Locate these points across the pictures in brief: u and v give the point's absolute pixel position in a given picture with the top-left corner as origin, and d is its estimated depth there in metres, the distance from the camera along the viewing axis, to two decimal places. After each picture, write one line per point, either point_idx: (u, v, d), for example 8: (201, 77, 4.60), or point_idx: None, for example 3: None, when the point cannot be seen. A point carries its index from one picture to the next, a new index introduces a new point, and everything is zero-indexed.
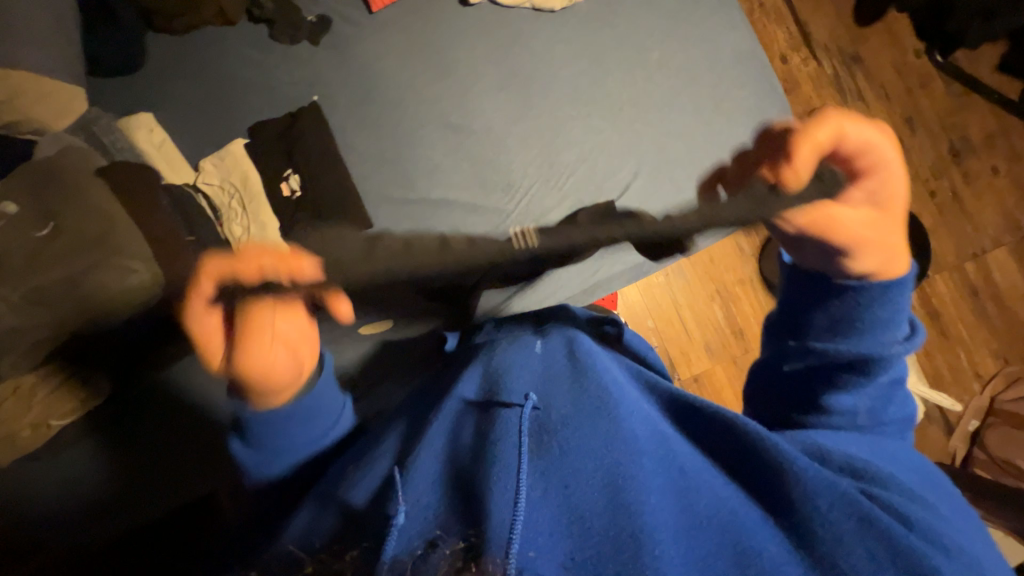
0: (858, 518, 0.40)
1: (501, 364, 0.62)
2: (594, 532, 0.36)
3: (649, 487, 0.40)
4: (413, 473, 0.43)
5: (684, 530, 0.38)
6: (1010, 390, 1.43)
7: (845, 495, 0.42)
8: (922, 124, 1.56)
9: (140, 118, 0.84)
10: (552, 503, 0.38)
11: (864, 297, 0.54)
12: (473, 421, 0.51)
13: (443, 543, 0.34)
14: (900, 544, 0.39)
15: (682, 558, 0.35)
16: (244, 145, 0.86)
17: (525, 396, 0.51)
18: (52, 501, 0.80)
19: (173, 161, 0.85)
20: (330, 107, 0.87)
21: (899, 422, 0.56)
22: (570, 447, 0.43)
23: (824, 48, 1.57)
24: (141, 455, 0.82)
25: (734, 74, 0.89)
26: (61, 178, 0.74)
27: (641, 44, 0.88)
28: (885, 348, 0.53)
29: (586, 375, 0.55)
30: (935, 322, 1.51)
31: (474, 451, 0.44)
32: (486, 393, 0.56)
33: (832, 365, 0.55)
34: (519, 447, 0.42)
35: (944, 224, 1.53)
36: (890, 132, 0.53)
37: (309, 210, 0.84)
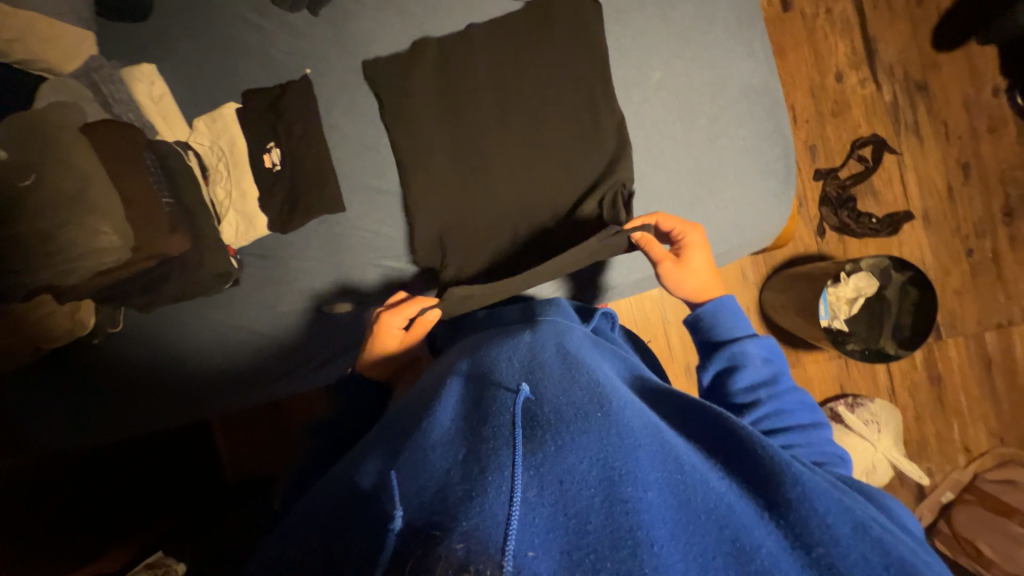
0: (855, 526, 0.41)
1: (493, 352, 0.61)
2: (590, 528, 0.36)
3: (647, 485, 0.39)
4: (404, 473, 0.43)
5: (682, 526, 0.38)
6: (996, 471, 1.36)
7: (816, 496, 0.42)
8: (978, 173, 1.43)
9: (143, 70, 0.86)
10: (547, 500, 0.37)
11: (709, 321, 0.73)
12: (467, 395, 0.53)
13: (446, 539, 0.34)
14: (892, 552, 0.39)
15: (681, 559, 0.35)
16: (237, 109, 0.88)
17: (516, 383, 0.51)
18: (30, 414, 0.89)
19: (168, 117, 0.88)
20: (322, 82, 0.88)
21: (804, 422, 0.65)
22: (561, 429, 0.43)
23: (887, 70, 1.43)
24: (105, 383, 0.90)
25: (736, 109, 0.84)
26: (40, 136, 0.72)
27: (644, 61, 0.85)
28: (737, 352, 0.70)
29: (575, 365, 0.55)
30: (934, 386, 1.42)
31: (468, 439, 0.45)
32: (479, 375, 0.56)
33: (716, 393, 0.70)
34: (512, 445, 0.42)
35: (974, 287, 1.43)
36: (697, 228, 0.78)
37: (287, 187, 0.87)
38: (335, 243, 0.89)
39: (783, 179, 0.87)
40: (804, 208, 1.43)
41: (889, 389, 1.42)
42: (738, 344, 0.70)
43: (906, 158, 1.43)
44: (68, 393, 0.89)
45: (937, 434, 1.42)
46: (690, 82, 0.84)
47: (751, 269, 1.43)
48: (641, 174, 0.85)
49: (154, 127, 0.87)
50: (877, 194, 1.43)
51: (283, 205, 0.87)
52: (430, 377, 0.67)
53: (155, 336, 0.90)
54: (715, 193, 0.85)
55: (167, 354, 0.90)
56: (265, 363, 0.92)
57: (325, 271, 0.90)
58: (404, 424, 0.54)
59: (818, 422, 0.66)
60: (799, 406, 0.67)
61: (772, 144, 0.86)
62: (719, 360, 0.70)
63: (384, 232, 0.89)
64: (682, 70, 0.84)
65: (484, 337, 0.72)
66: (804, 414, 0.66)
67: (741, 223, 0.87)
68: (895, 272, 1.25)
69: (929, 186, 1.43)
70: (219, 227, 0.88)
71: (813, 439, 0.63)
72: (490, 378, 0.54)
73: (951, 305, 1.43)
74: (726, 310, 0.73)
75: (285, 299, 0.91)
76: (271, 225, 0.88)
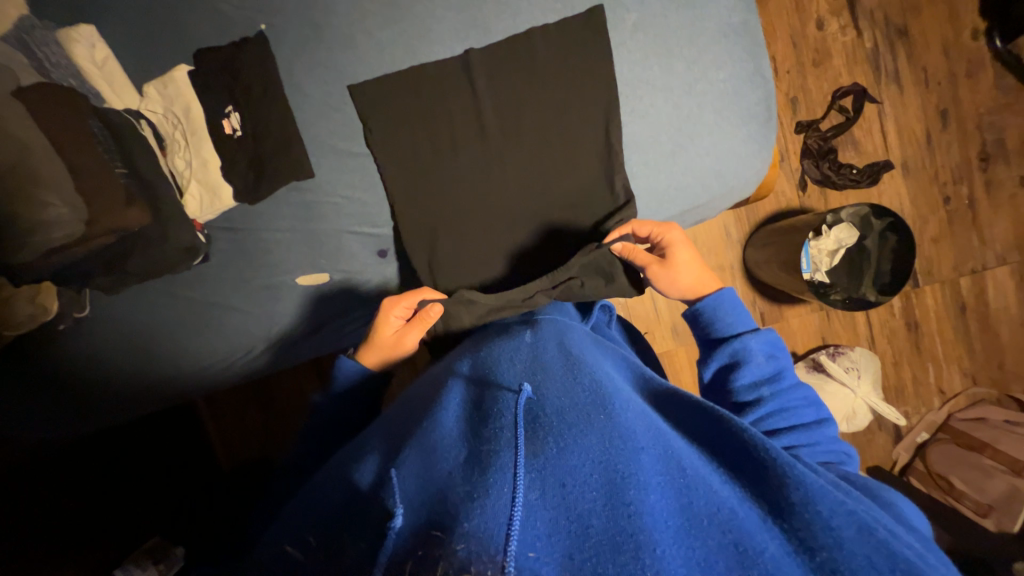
0: (859, 528, 0.42)
1: (495, 353, 0.63)
2: (591, 530, 0.37)
3: (649, 488, 0.40)
4: (406, 475, 0.45)
5: (683, 528, 0.39)
6: (968, 410, 1.42)
7: (819, 502, 0.44)
8: (956, 120, 1.43)
9: (81, 31, 0.80)
10: (548, 501, 0.39)
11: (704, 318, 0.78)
12: (470, 396, 0.54)
13: (447, 540, 0.35)
14: (894, 552, 0.41)
15: (683, 559, 0.36)
16: (188, 72, 0.82)
17: (518, 384, 0.52)
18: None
19: (115, 82, 0.82)
20: (277, 37, 0.82)
21: (807, 412, 0.70)
22: (562, 433, 0.44)
23: (868, 16, 1.41)
24: (75, 369, 0.86)
25: (714, 51, 0.82)
26: None
27: (621, 4, 0.80)
28: (739, 347, 0.74)
29: (579, 365, 0.56)
30: (912, 333, 1.46)
31: (471, 439, 0.46)
32: (482, 377, 0.57)
33: (723, 390, 0.74)
34: (514, 448, 0.43)
35: (950, 234, 1.45)
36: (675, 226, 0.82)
37: (250, 152, 0.83)
38: (306, 212, 0.86)
39: (764, 123, 0.86)
40: (785, 162, 1.42)
41: (868, 338, 1.45)
42: (740, 340, 0.74)
43: (886, 107, 1.42)
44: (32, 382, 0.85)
45: (913, 378, 1.46)
46: (666, 24, 0.81)
47: (734, 226, 1.42)
48: (621, 125, 0.82)
49: (99, 94, 0.81)
50: (857, 145, 1.42)
51: (250, 174, 0.83)
52: (435, 373, 0.67)
53: (122, 319, 0.85)
54: (695, 141, 0.84)
55: (138, 337, 0.87)
56: (242, 338, 0.90)
57: (298, 241, 0.87)
58: (405, 423, 0.56)
59: (817, 417, 0.69)
60: (801, 403, 0.71)
61: (752, 86, 0.84)
62: (724, 356, 0.74)
63: (358, 197, 0.86)
64: (657, 12, 0.80)
65: (489, 336, 0.73)
66: (804, 410, 0.70)
67: (722, 175, 0.87)
68: (874, 220, 1.26)
69: (909, 134, 1.43)
70: (182, 201, 0.83)
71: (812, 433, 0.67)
72: (493, 379, 0.56)
73: (929, 252, 1.45)
74: (724, 304, 0.77)
75: (256, 274, 0.87)
76: (237, 195, 0.84)
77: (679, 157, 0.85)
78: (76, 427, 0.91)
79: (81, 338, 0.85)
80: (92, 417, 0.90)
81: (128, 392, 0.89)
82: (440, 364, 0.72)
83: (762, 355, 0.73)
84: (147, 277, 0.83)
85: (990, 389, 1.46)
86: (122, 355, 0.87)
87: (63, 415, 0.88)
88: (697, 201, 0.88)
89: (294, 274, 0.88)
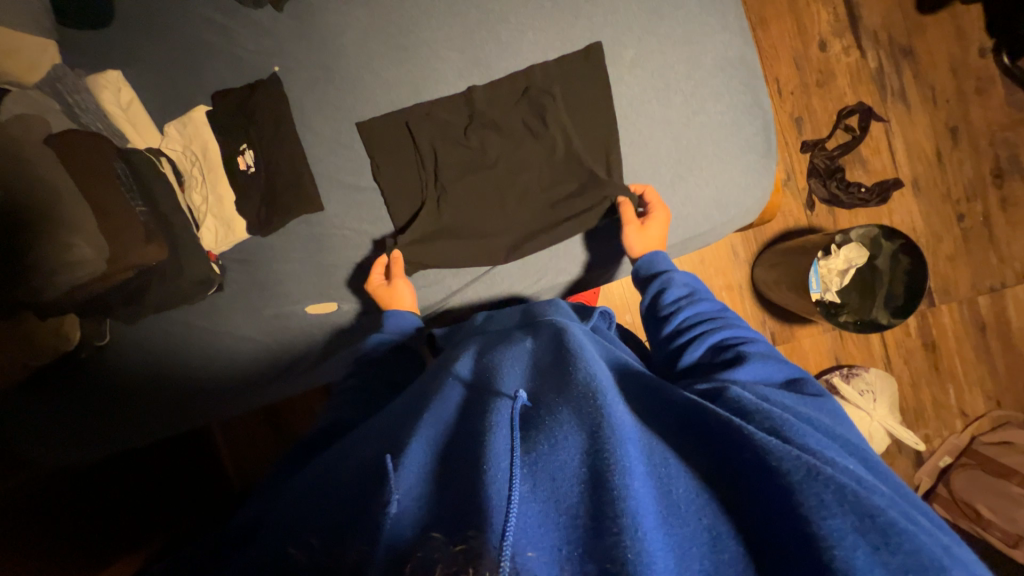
0: (806, 468, 0.40)
1: (497, 359, 0.65)
2: (580, 522, 0.39)
3: (633, 475, 0.41)
4: (404, 462, 0.47)
5: (662, 516, 0.40)
6: (992, 433, 1.37)
7: (766, 448, 0.42)
8: (967, 137, 1.42)
9: (108, 77, 0.85)
10: (540, 497, 0.41)
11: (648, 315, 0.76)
12: (467, 402, 0.58)
13: (448, 537, 0.37)
14: (862, 501, 0.38)
15: (662, 547, 0.37)
16: (207, 112, 0.87)
17: (515, 391, 0.55)
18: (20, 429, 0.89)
19: (139, 123, 0.86)
20: (290, 78, 0.86)
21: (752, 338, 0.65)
22: (553, 429, 0.46)
23: (872, 36, 1.41)
24: (92, 395, 0.89)
25: (713, 84, 0.83)
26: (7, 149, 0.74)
27: (618, 38, 0.83)
28: (676, 297, 0.73)
29: (574, 361, 0.57)
30: (929, 354, 1.42)
31: (468, 443, 0.49)
32: (481, 382, 0.61)
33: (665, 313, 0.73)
34: (511, 448, 0.45)
35: (966, 252, 1.42)
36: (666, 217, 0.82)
37: (262, 188, 0.87)
38: (314, 244, 0.88)
39: (765, 153, 0.86)
40: (792, 181, 1.42)
41: (884, 358, 1.42)
42: (678, 287, 0.74)
43: (894, 125, 1.41)
44: (53, 406, 0.88)
45: (933, 400, 1.42)
46: (665, 59, 0.82)
47: (741, 246, 1.42)
48: (620, 156, 0.84)
49: (124, 135, 0.85)
50: (865, 163, 1.42)
51: (263, 209, 0.87)
52: (433, 373, 0.70)
53: (138, 346, 0.88)
54: (695, 170, 0.84)
55: (153, 362, 0.90)
56: (254, 365, 0.92)
57: (309, 270, 0.89)
58: (400, 425, 0.56)
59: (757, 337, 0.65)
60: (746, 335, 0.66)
61: (751, 117, 0.84)
62: (680, 286, 0.74)
63: (365, 229, 0.88)
64: (655, 47, 0.82)
65: (488, 341, 0.75)
66: (764, 351, 0.62)
67: (724, 203, 0.86)
68: (884, 241, 1.24)
69: (918, 152, 1.42)
70: (198, 234, 0.87)
71: (765, 361, 0.60)
72: (491, 386, 0.58)
73: (944, 270, 1.42)
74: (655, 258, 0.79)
75: (267, 304, 0.90)
76: (249, 227, 0.87)
77: (678, 185, 0.85)
78: (88, 452, 0.92)
79: (102, 364, 0.88)
80: (102, 442, 0.92)
81: (143, 417, 0.91)
82: (438, 363, 0.74)
83: (724, 307, 0.71)
84: (164, 308, 0.87)
85: (1016, 412, 1.40)
86: (139, 381, 0.90)
87: (79, 438, 0.91)
88: (700, 230, 0.87)
89: (302, 303, 0.90)
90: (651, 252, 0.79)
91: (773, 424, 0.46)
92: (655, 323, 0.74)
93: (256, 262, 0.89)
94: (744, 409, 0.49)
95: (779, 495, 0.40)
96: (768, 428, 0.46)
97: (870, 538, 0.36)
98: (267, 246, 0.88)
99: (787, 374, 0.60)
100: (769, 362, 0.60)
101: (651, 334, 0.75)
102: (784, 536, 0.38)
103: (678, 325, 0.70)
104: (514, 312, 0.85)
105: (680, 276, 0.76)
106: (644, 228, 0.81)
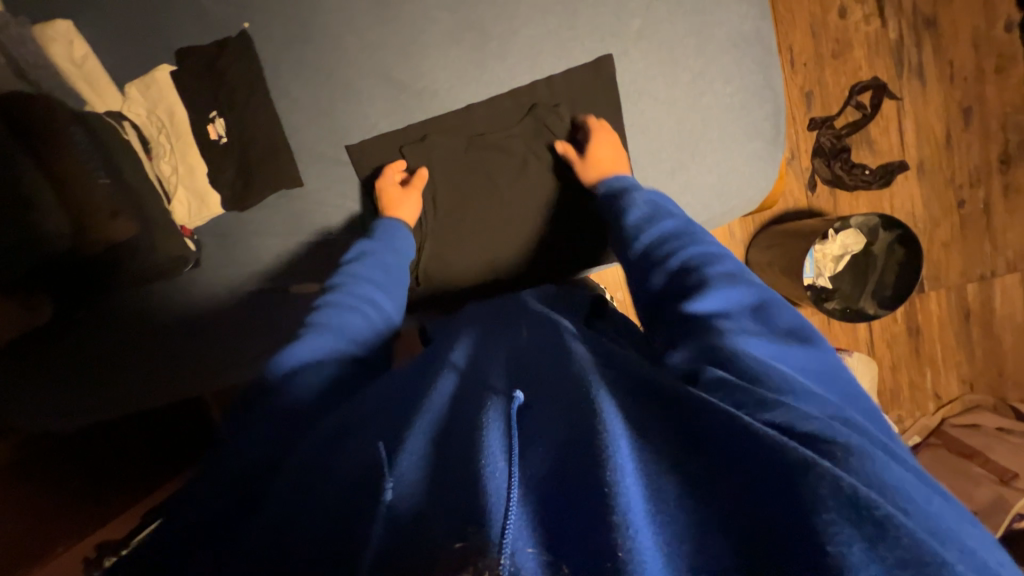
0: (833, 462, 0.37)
1: (490, 350, 0.63)
2: (567, 521, 0.35)
3: (622, 468, 0.37)
4: (400, 453, 0.43)
5: (658, 519, 0.35)
6: (962, 416, 1.43)
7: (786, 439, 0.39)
8: (979, 119, 1.36)
9: (58, 27, 0.76)
10: (533, 495, 0.37)
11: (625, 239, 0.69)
12: (460, 392, 0.53)
13: (445, 534, 0.34)
14: (859, 494, 0.34)
15: (655, 550, 0.33)
16: (171, 72, 0.79)
17: (509, 382, 0.52)
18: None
19: (95, 81, 0.79)
20: (262, 36, 0.78)
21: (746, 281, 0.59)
22: (550, 424, 0.43)
23: (895, 4, 1.31)
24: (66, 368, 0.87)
25: (724, 62, 0.77)
26: None
27: (624, 4, 0.75)
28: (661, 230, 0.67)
29: (570, 356, 0.55)
30: (912, 338, 1.44)
31: (461, 429, 0.45)
32: (473, 372, 0.57)
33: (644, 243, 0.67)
34: (508, 439, 0.41)
35: (961, 239, 1.41)
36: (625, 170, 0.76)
37: (236, 160, 0.81)
38: (295, 225, 0.84)
39: (772, 140, 0.81)
40: (795, 160, 1.37)
41: (867, 342, 1.44)
42: (662, 223, 0.68)
43: (907, 104, 1.35)
44: (23, 379, 0.85)
45: (910, 383, 1.46)
46: (673, 32, 0.76)
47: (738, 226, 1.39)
48: (619, 138, 0.79)
49: (81, 96, 0.78)
50: (872, 143, 1.36)
51: (242, 180, 0.81)
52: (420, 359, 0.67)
53: (116, 322, 0.86)
54: (698, 157, 0.80)
55: (128, 337, 0.87)
56: (234, 342, 0.89)
57: (292, 251, 0.85)
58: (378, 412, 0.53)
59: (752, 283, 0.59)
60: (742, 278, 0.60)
61: (761, 101, 0.79)
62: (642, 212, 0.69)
63: (347, 208, 0.84)
64: (664, 17, 0.75)
65: (479, 326, 0.72)
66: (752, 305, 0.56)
67: (725, 191, 0.82)
68: (882, 229, 1.22)
69: (927, 134, 1.36)
70: (169, 207, 0.82)
71: (762, 312, 0.54)
72: (483, 376, 0.56)
73: (938, 257, 1.41)
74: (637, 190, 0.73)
75: (249, 284, 0.87)
76: (224, 201, 0.82)
77: (680, 171, 0.80)
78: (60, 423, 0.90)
79: (76, 339, 0.86)
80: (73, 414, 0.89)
81: (125, 390, 0.89)
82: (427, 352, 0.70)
83: (717, 247, 0.63)
84: (142, 283, 0.84)
85: (986, 396, 1.45)
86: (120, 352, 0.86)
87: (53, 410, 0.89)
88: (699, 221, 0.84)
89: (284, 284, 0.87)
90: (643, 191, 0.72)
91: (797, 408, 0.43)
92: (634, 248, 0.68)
93: (234, 237, 0.85)
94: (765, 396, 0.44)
95: (780, 488, 0.35)
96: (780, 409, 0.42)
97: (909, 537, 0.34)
98: (243, 223, 0.84)
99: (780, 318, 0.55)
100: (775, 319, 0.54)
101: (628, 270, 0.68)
102: None
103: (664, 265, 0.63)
104: (506, 302, 0.79)
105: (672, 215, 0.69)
106: (591, 156, 0.77)
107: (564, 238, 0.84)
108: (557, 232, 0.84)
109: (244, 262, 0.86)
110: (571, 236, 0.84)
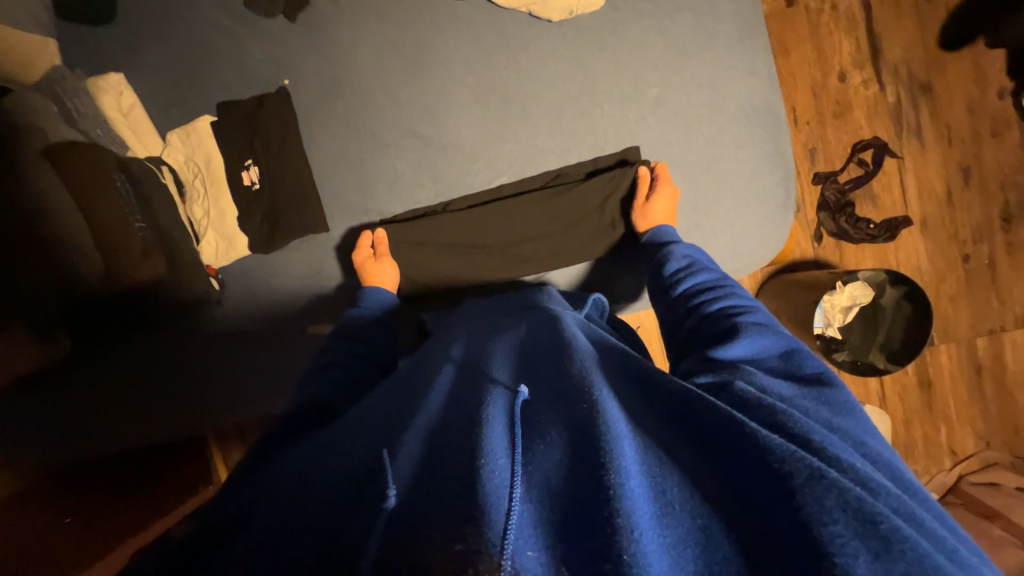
0: (812, 473, 0.36)
1: (490, 340, 0.62)
2: (567, 522, 0.36)
3: (622, 473, 0.37)
4: (398, 456, 0.43)
5: (655, 517, 0.36)
6: (980, 473, 1.39)
7: (765, 442, 0.38)
8: (978, 178, 1.41)
9: (109, 80, 0.82)
10: (535, 496, 0.37)
11: (651, 276, 0.75)
12: (457, 386, 0.53)
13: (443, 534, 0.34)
14: (865, 507, 0.34)
15: (656, 548, 0.33)
16: (211, 123, 0.84)
17: (511, 380, 0.51)
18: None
19: (140, 128, 0.83)
20: (300, 93, 0.83)
21: (758, 311, 0.59)
22: (548, 428, 0.43)
23: (892, 70, 1.39)
24: (69, 403, 0.85)
25: (735, 130, 0.81)
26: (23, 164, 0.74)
27: (641, 75, 0.80)
28: (677, 266, 0.71)
29: (569, 352, 0.52)
30: (924, 392, 1.43)
31: (459, 433, 0.44)
32: (471, 362, 0.57)
33: (658, 276, 0.73)
34: (508, 445, 0.41)
35: (967, 294, 1.42)
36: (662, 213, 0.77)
37: (266, 206, 0.84)
38: (317, 269, 0.86)
39: (783, 203, 0.84)
40: (802, 213, 1.41)
41: (879, 393, 1.43)
42: (672, 254, 0.72)
43: (907, 162, 1.40)
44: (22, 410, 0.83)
45: (924, 437, 1.43)
46: (688, 101, 0.80)
47: (746, 275, 1.41)
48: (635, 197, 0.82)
49: (125, 143, 0.82)
50: (875, 199, 1.41)
51: (269, 226, 0.84)
52: (423, 358, 0.65)
53: (130, 358, 0.86)
54: (711, 216, 0.83)
55: (139, 372, 0.86)
56: (246, 382, 0.88)
57: (312, 291, 0.87)
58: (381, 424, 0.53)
59: (760, 312, 0.59)
60: (754, 309, 0.60)
61: (771, 167, 0.83)
62: (680, 258, 0.72)
63: None
64: (680, 88, 0.80)
65: (483, 322, 0.70)
66: (761, 327, 0.57)
67: (737, 247, 0.84)
68: (890, 285, 1.24)
69: (929, 191, 1.40)
70: (198, 247, 0.85)
71: (761, 334, 0.55)
72: (482, 369, 0.54)
73: (945, 311, 1.42)
74: (663, 229, 0.76)
75: (267, 324, 0.87)
76: (252, 245, 0.85)
77: (695, 227, 0.83)
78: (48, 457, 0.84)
79: (86, 369, 0.85)
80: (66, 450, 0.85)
81: (129, 426, 0.87)
82: (430, 345, 0.69)
83: (731, 284, 0.65)
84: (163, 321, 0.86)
85: (1003, 453, 1.42)
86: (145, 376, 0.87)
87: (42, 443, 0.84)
88: None
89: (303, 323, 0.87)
90: (657, 229, 0.77)
91: (777, 418, 0.42)
92: (656, 282, 0.73)
93: (257, 279, 0.87)
94: (752, 403, 0.44)
95: (773, 499, 0.36)
96: (792, 433, 0.40)
97: (870, 544, 0.32)
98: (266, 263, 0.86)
99: (785, 345, 0.55)
100: (787, 352, 0.54)
101: (652, 302, 0.74)
102: (782, 534, 0.34)
103: (675, 296, 0.68)
104: (519, 296, 0.78)
105: (691, 254, 0.72)
106: (648, 206, 0.78)
107: (573, 240, 0.82)
108: (568, 232, 0.82)
109: (266, 301, 0.87)
110: (579, 233, 0.82)
